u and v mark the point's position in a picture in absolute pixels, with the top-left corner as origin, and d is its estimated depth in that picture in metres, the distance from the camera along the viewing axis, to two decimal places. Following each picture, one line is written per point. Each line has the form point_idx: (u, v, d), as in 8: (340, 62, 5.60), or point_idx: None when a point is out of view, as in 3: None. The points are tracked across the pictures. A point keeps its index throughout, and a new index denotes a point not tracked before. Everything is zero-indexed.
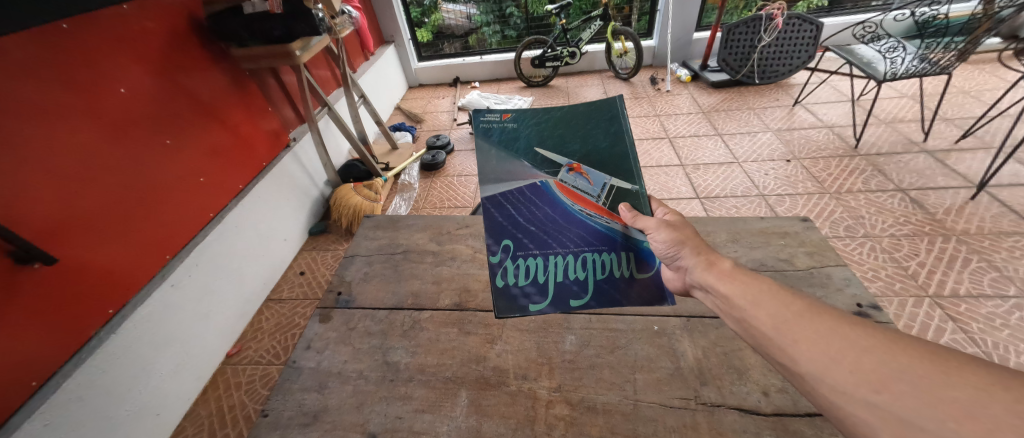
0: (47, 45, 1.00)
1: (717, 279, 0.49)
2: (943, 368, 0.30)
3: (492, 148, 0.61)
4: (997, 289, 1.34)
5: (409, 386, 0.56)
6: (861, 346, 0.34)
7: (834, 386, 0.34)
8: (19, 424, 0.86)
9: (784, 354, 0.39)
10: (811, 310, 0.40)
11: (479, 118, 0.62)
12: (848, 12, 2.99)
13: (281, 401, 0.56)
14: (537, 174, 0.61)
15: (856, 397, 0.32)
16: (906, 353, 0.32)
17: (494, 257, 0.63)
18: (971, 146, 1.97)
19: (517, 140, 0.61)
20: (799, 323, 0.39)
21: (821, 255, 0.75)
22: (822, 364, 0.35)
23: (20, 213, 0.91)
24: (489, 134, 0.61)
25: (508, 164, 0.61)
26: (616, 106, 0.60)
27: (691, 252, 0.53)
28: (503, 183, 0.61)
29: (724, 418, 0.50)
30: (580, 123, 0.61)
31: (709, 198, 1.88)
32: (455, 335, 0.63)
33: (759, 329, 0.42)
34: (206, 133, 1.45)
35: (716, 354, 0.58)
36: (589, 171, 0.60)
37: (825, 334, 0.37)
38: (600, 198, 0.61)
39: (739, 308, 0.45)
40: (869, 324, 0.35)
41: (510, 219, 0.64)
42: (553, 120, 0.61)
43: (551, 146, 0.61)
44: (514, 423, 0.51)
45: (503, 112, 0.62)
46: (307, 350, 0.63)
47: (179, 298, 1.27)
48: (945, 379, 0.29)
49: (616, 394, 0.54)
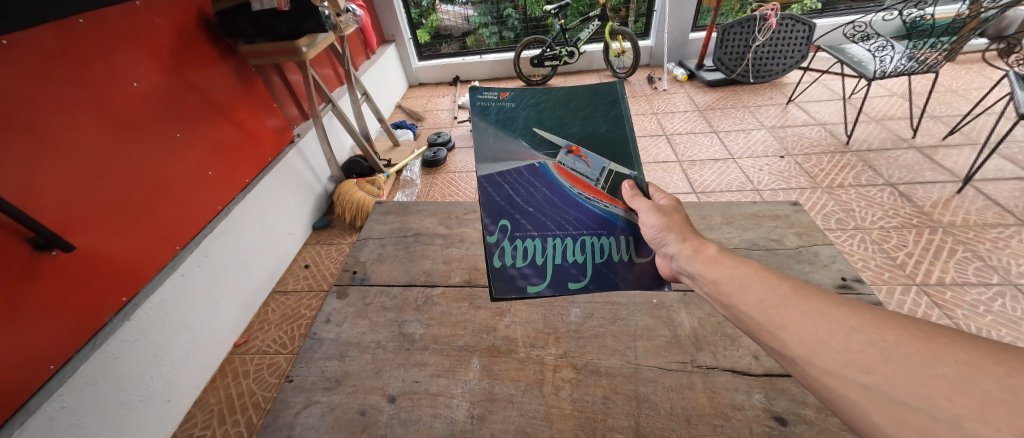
0: (67, 39, 1.04)
1: (705, 267, 0.52)
2: (930, 345, 0.33)
3: (489, 127, 0.66)
4: (981, 277, 1.39)
5: (424, 354, 0.60)
6: (849, 328, 0.37)
7: (826, 369, 0.36)
8: (40, 405, 0.90)
9: (775, 338, 0.42)
10: (798, 294, 0.43)
11: (478, 96, 0.67)
12: (840, 14, 3.07)
13: (304, 368, 0.60)
14: (535, 156, 0.66)
15: (847, 379, 0.35)
16: (893, 332, 0.35)
17: (490, 236, 0.64)
18: (958, 142, 2.03)
19: (514, 120, 0.66)
20: (788, 308, 0.42)
21: (810, 235, 0.79)
22: (812, 347, 0.38)
23: (40, 202, 0.94)
24: (491, 116, 0.66)
25: (505, 143, 0.66)
26: (616, 92, 0.67)
27: (676, 240, 0.57)
28: (501, 163, 0.65)
29: (718, 378, 0.54)
30: (580, 104, 0.68)
31: (705, 193, 1.93)
32: (466, 308, 0.67)
33: (749, 314, 0.45)
34: (215, 128, 1.48)
35: (711, 323, 0.62)
36: (586, 153, 0.66)
37: (813, 318, 0.40)
38: (599, 181, 0.66)
39: (727, 294, 0.48)
40: (854, 304, 0.39)
41: (509, 198, 0.66)
42: (551, 102, 0.67)
43: (550, 128, 0.66)
44: (524, 385, 0.55)
45: (500, 91, 0.67)
46: (327, 323, 0.66)
47: (189, 288, 1.29)
48: (934, 357, 0.32)
49: (618, 359, 0.58)
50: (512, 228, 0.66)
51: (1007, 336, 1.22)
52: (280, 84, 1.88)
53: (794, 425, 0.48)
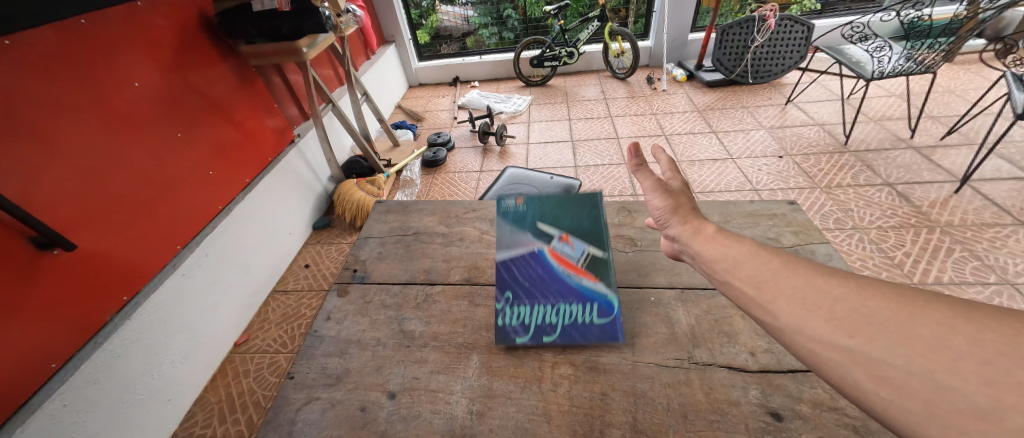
0: (69, 39, 1.05)
1: (702, 246, 0.53)
2: (908, 308, 0.34)
3: (505, 224, 0.75)
4: (977, 277, 1.40)
5: (424, 351, 0.61)
6: (834, 297, 0.38)
7: (811, 336, 0.37)
8: (41, 403, 0.90)
9: (765, 311, 0.42)
10: (788, 267, 0.44)
11: (500, 201, 0.78)
12: (839, 14, 3.08)
13: (306, 365, 0.60)
14: (534, 243, 0.72)
15: (832, 343, 0.36)
16: (874, 299, 0.36)
17: (496, 304, 0.66)
18: (955, 142, 2.04)
19: (523, 218, 0.76)
20: (777, 281, 0.43)
21: (806, 234, 0.80)
22: (800, 317, 0.39)
23: (42, 201, 0.94)
24: (503, 209, 0.77)
25: (515, 235, 0.74)
26: (598, 198, 0.76)
27: (677, 222, 0.58)
28: (508, 250, 0.72)
29: (714, 375, 0.55)
30: (572, 205, 0.76)
31: (704, 193, 1.93)
32: (465, 306, 0.68)
33: (741, 289, 0.46)
34: (216, 128, 1.49)
35: (708, 320, 0.63)
36: (574, 240, 0.71)
37: (800, 289, 0.41)
38: (580, 260, 0.69)
39: (722, 271, 0.49)
40: (838, 275, 0.40)
41: (510, 273, 0.69)
42: (552, 202, 0.77)
43: (548, 222, 0.74)
44: (523, 381, 0.56)
45: (517, 197, 0.78)
46: (327, 321, 0.67)
47: (190, 287, 1.30)
48: (911, 318, 0.33)
49: (616, 355, 0.58)
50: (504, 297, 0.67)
51: None
52: (281, 85, 1.89)
53: (790, 420, 0.49)
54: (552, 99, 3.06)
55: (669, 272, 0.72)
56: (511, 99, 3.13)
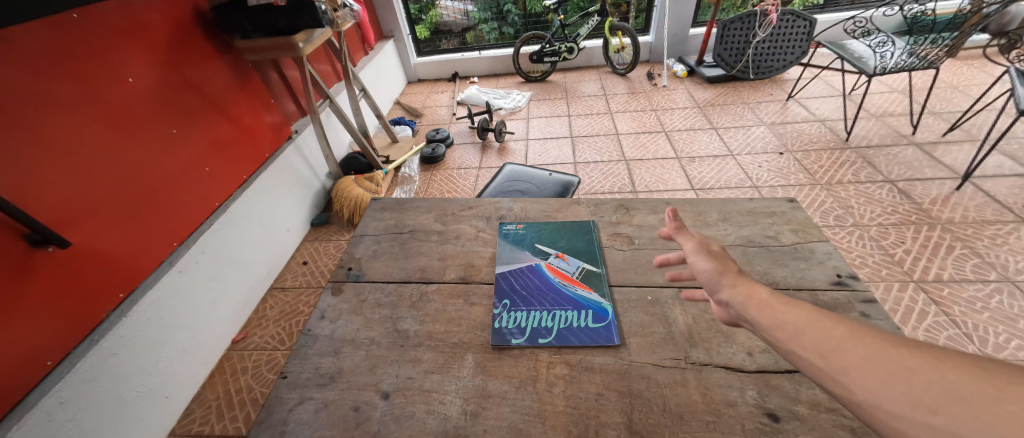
0: (61, 33, 1.03)
1: (755, 311, 0.48)
2: (993, 380, 0.29)
3: (506, 244, 0.80)
4: (978, 274, 1.39)
5: (418, 350, 0.60)
6: (909, 368, 0.34)
7: (893, 413, 0.33)
8: (38, 400, 0.89)
9: (835, 384, 0.38)
10: (854, 335, 0.40)
11: (502, 227, 0.86)
12: (842, 9, 3.05)
13: (299, 364, 0.60)
14: (532, 259, 0.76)
15: (916, 421, 0.31)
16: (957, 370, 0.32)
17: (494, 309, 0.66)
18: (958, 138, 2.02)
19: (523, 239, 0.82)
20: (845, 350, 0.39)
21: (806, 232, 0.79)
22: (874, 391, 0.34)
23: (37, 198, 0.93)
24: (505, 234, 0.84)
25: (515, 253, 0.78)
26: (590, 226, 0.85)
27: (727, 284, 0.52)
28: (508, 263, 0.75)
29: (711, 374, 0.54)
30: (567, 230, 0.84)
31: (704, 189, 1.92)
32: (461, 305, 0.67)
33: (806, 360, 0.41)
34: (212, 125, 1.47)
35: (705, 320, 0.62)
36: (570, 257, 0.76)
37: (870, 359, 0.37)
38: (575, 273, 0.72)
39: (780, 339, 0.44)
40: (916, 345, 0.36)
41: (509, 284, 0.71)
42: (549, 228, 0.85)
43: (546, 243, 0.80)
44: (517, 382, 0.55)
45: (517, 224, 0.86)
46: (321, 320, 0.67)
47: (186, 284, 1.29)
48: (994, 390, 0.28)
49: (611, 356, 0.58)
50: (505, 301, 0.68)
51: (1003, 332, 1.22)
52: (278, 80, 1.87)
53: (787, 421, 0.48)
54: (551, 95, 3.04)
55: (667, 271, 0.71)
56: (510, 95, 3.11)
